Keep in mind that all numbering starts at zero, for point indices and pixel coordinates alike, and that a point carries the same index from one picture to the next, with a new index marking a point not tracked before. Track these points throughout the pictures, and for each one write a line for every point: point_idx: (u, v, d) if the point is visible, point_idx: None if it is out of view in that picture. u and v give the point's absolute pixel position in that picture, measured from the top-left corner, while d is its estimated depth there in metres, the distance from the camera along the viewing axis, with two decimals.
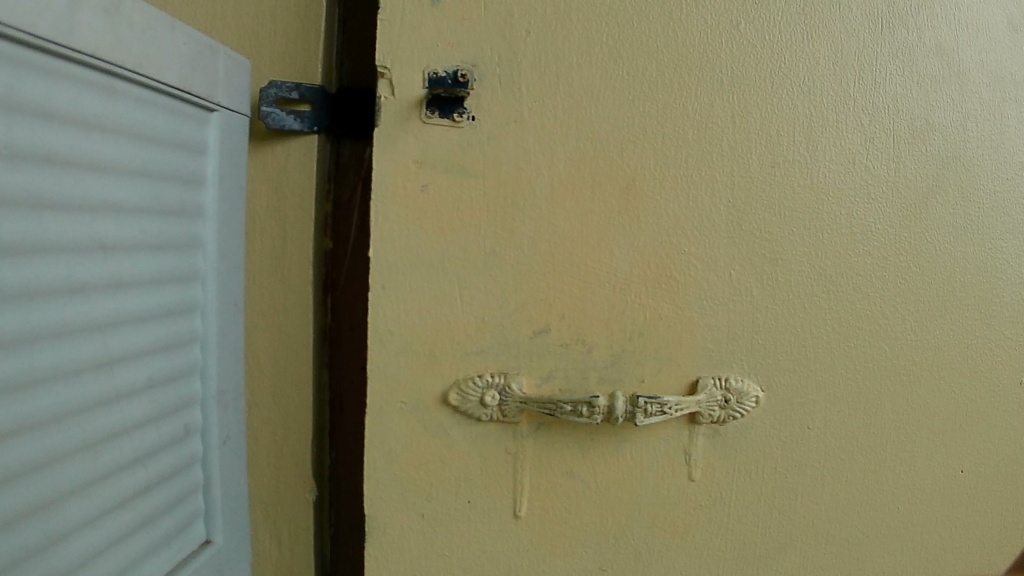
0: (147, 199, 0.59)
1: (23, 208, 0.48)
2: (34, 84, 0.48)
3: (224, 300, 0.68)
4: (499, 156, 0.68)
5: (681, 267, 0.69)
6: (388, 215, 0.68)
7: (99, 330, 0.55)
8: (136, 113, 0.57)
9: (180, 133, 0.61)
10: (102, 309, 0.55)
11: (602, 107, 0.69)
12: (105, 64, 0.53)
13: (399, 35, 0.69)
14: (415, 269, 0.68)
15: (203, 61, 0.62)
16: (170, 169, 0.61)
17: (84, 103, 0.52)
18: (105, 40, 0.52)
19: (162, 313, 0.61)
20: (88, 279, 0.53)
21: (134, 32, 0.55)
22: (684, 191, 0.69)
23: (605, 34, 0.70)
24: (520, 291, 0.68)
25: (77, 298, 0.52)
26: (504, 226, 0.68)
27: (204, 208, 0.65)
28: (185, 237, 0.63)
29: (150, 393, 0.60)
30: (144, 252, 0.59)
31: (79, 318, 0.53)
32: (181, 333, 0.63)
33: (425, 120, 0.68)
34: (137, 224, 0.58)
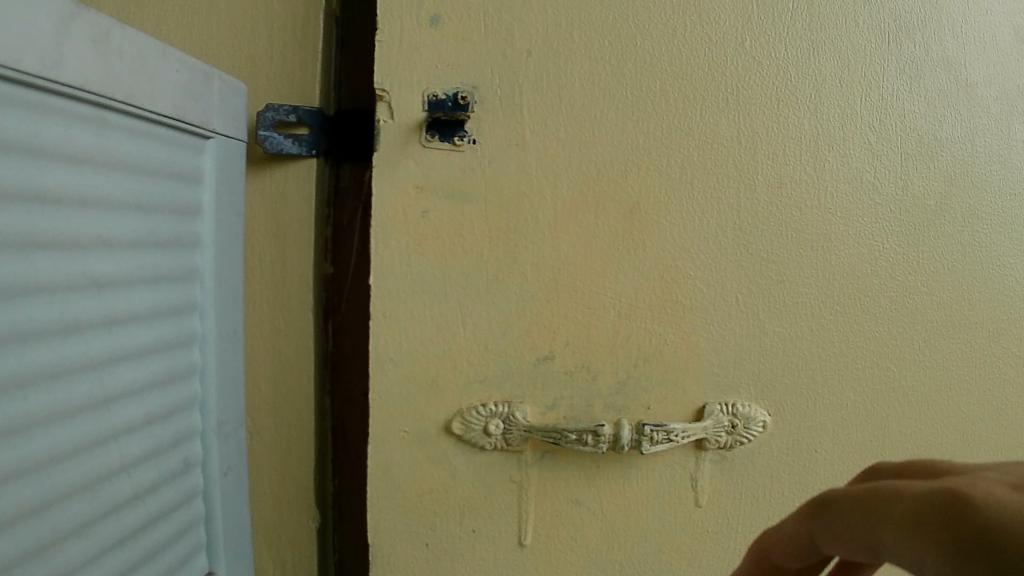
0: (144, 231, 0.57)
1: (25, 248, 0.46)
2: (33, 120, 0.46)
3: (223, 330, 0.67)
4: (501, 181, 0.67)
5: (686, 291, 0.68)
6: (388, 241, 0.67)
7: (95, 368, 0.52)
8: (128, 145, 0.55)
9: (175, 161, 0.60)
10: (98, 346, 0.52)
11: (605, 128, 0.68)
12: (94, 96, 0.50)
13: (397, 57, 0.68)
14: (417, 296, 0.67)
15: (197, 88, 0.61)
16: (166, 199, 0.59)
17: (80, 136, 0.50)
18: (94, 72, 0.50)
19: (159, 347, 0.59)
20: (87, 317, 0.51)
21: (127, 63, 0.54)
22: (689, 213, 0.68)
23: (608, 53, 0.69)
24: (524, 318, 0.67)
25: (72, 339, 0.50)
26: (506, 252, 0.67)
27: (200, 237, 0.64)
28: (181, 268, 0.61)
29: (148, 429, 0.59)
30: (140, 286, 0.57)
31: (78, 356, 0.51)
32: (178, 366, 0.62)
33: (425, 144, 0.67)
34: (135, 257, 0.56)
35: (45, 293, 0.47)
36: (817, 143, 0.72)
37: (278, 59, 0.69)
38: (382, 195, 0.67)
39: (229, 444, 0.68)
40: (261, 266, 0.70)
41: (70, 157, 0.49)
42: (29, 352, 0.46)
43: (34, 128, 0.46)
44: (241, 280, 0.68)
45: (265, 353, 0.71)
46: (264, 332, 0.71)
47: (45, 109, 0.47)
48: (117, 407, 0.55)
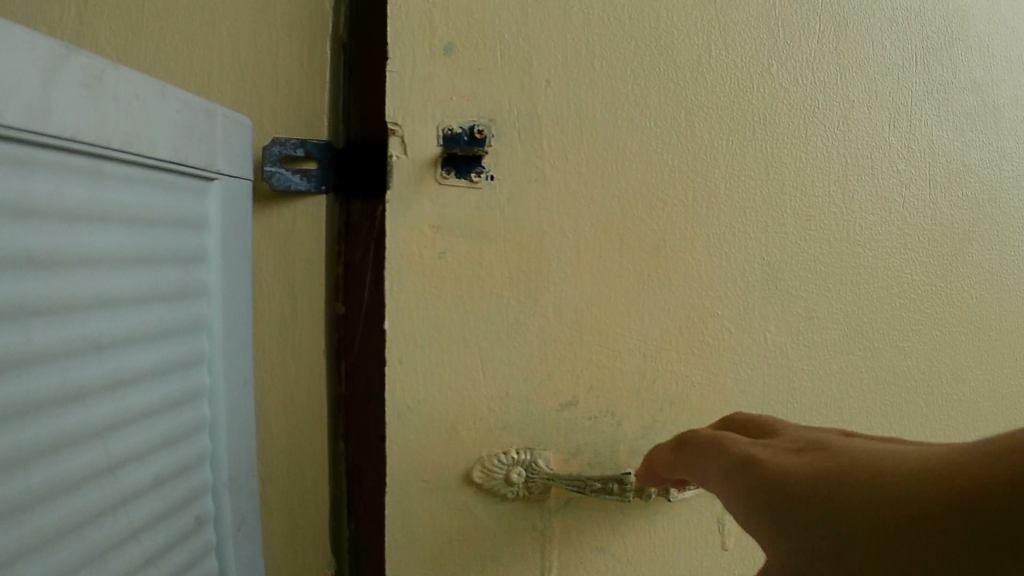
0: (150, 285, 0.53)
1: (27, 318, 0.41)
2: (32, 177, 0.41)
3: (233, 379, 0.63)
4: (520, 219, 0.64)
5: (713, 330, 0.66)
6: (404, 285, 0.64)
7: (100, 434, 0.48)
8: (128, 196, 0.50)
9: (178, 208, 0.55)
10: (102, 413, 0.48)
11: (629, 162, 0.65)
12: (93, 147, 0.45)
13: (410, 88, 0.64)
14: (435, 342, 0.64)
15: (200, 129, 0.57)
16: (171, 249, 0.55)
17: (81, 188, 0.45)
18: (90, 121, 0.45)
19: (165, 406, 0.55)
20: (91, 382, 0.47)
21: (130, 109, 0.49)
22: (716, 250, 0.66)
23: (631, 82, 0.66)
24: (546, 363, 0.64)
25: (75, 407, 0.45)
26: (527, 294, 0.64)
27: (204, 285, 0.60)
28: (186, 321, 0.57)
29: (158, 494, 0.54)
30: (145, 345, 0.52)
31: (84, 424, 0.46)
32: (185, 424, 0.58)
33: (441, 181, 0.64)
34: (141, 313, 0.52)
35: (46, 364, 0.42)
36: (846, 172, 0.69)
37: (282, 91, 0.66)
38: (396, 236, 0.64)
39: (240, 497, 0.65)
40: (269, 308, 0.67)
41: (66, 213, 0.44)
42: (31, 428, 0.41)
43: (27, 184, 0.41)
44: (249, 325, 0.66)
45: (275, 399, 0.68)
46: (273, 377, 0.68)
47: (40, 164, 0.42)
48: (124, 475, 0.50)
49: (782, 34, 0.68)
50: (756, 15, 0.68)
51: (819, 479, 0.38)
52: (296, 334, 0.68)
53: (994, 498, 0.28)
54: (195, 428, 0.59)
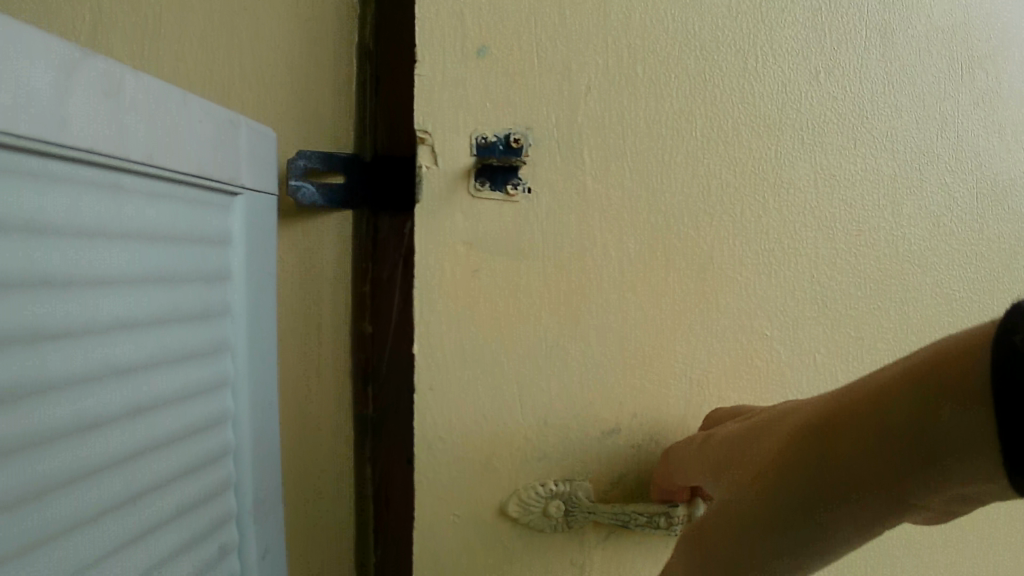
0: (177, 306, 0.48)
1: (42, 346, 0.36)
2: (48, 191, 0.36)
3: (258, 407, 0.58)
4: (560, 235, 0.60)
5: (762, 353, 0.62)
6: (435, 305, 0.60)
7: (119, 466, 0.42)
8: (148, 212, 0.44)
9: (200, 226, 0.50)
10: (118, 444, 0.42)
11: (673, 174, 0.61)
12: (116, 159, 0.40)
13: (440, 93, 0.60)
14: (469, 367, 0.60)
15: (225, 140, 0.52)
16: (198, 266, 0.50)
17: (104, 200, 0.40)
18: (107, 133, 0.39)
19: (187, 437, 0.49)
20: (112, 412, 0.41)
21: (155, 118, 0.44)
22: (764, 267, 0.62)
23: (675, 89, 0.62)
24: (588, 388, 0.60)
25: (90, 437, 0.40)
26: (568, 316, 0.60)
27: (227, 307, 0.54)
28: (209, 346, 0.52)
29: (179, 535, 0.49)
30: (166, 371, 0.47)
31: (104, 457, 0.41)
32: (210, 455, 0.52)
33: (474, 194, 0.60)
34: (168, 336, 0.47)
35: (60, 395, 0.37)
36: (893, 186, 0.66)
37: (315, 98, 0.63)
38: (425, 253, 0.60)
39: (264, 532, 0.59)
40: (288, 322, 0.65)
41: (81, 228, 0.38)
42: (41, 463, 0.36)
43: (44, 200, 0.36)
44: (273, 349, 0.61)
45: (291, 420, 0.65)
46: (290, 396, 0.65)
47: (50, 178, 0.36)
48: (147, 512, 0.45)
49: (831, 39, 0.65)
50: (802, 20, 0.65)
51: (755, 454, 0.45)
52: (319, 350, 0.65)
53: (866, 425, 0.35)
54: (218, 461, 0.54)
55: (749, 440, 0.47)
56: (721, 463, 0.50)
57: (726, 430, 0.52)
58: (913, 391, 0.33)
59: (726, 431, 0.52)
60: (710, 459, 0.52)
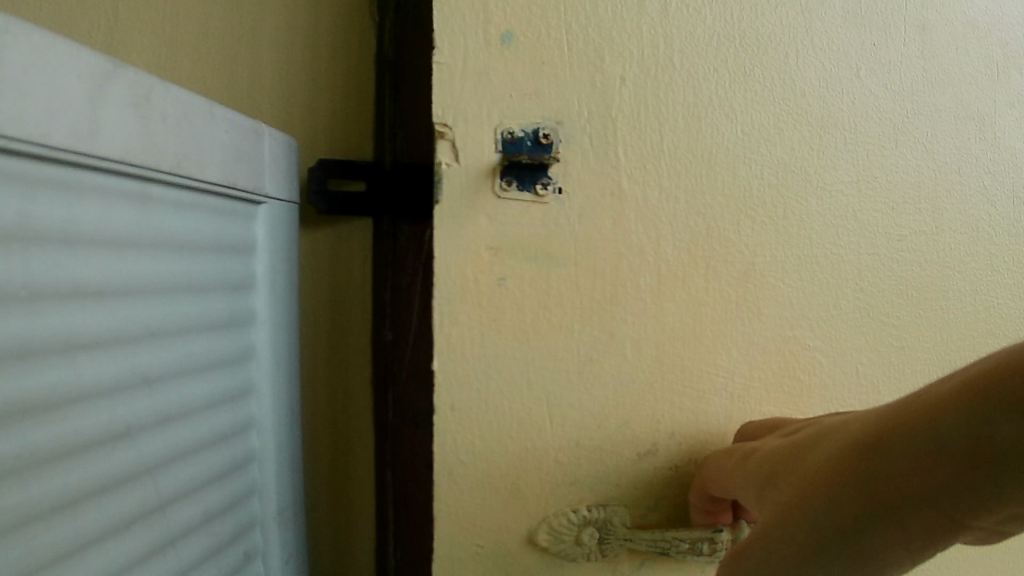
0: (209, 323, 0.46)
1: (71, 367, 0.34)
2: (72, 203, 0.34)
3: (290, 427, 0.56)
4: (594, 239, 0.55)
5: (804, 365, 0.58)
6: (458, 317, 0.54)
7: (152, 477, 0.40)
8: (180, 221, 0.43)
9: (234, 236, 0.49)
10: (152, 455, 0.40)
11: (714, 173, 0.57)
12: (144, 169, 0.39)
13: (462, 84, 0.55)
14: (495, 384, 0.54)
15: (253, 150, 0.50)
16: (229, 282, 0.48)
17: (132, 213, 0.38)
18: (136, 140, 0.38)
19: (222, 449, 0.48)
20: (146, 437, 0.40)
21: (182, 126, 0.42)
22: (808, 273, 0.58)
23: (712, 82, 0.58)
24: (623, 406, 0.56)
25: (122, 446, 0.38)
26: (602, 327, 0.55)
27: (264, 318, 0.53)
28: (243, 356, 0.50)
29: (212, 553, 0.46)
30: (202, 387, 0.45)
31: (136, 482, 0.39)
32: (241, 478, 0.50)
33: (500, 193, 0.54)
34: (200, 355, 0.45)
35: (88, 419, 0.35)
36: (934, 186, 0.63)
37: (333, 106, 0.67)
38: (446, 260, 0.54)
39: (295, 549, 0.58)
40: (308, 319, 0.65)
41: (113, 235, 0.37)
42: (69, 489, 0.34)
43: (70, 212, 0.34)
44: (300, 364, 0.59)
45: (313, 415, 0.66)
46: (314, 394, 0.66)
47: (82, 189, 0.35)
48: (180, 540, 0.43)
49: (871, 32, 0.62)
50: (840, 11, 0.61)
51: (794, 464, 0.42)
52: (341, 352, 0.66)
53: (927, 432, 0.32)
54: (251, 473, 0.51)
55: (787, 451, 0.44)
56: (761, 486, 0.46)
57: (764, 451, 0.48)
58: (988, 395, 0.30)
59: (766, 450, 0.47)
60: (747, 480, 0.48)
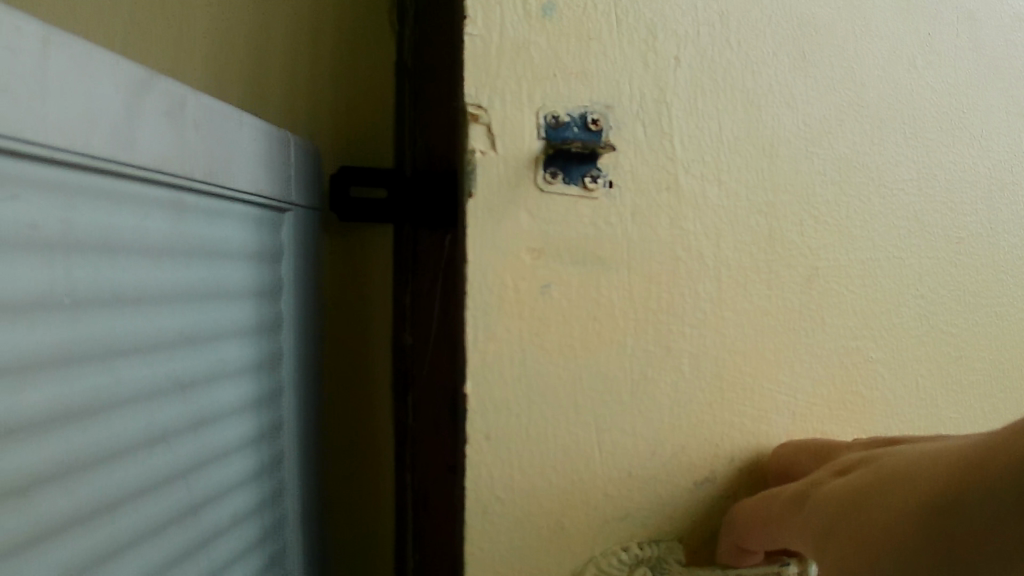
0: (228, 322, 0.47)
1: (96, 367, 0.35)
2: (94, 209, 0.35)
3: (300, 421, 0.58)
4: (648, 240, 0.48)
5: (867, 379, 0.53)
6: (495, 330, 0.47)
7: (183, 484, 0.43)
8: (205, 229, 0.45)
9: (253, 241, 0.50)
10: (189, 456, 0.43)
11: (773, 169, 0.51)
12: (172, 176, 0.40)
13: (498, 60, 0.47)
14: (539, 407, 0.47)
15: (272, 152, 0.52)
16: (249, 282, 0.50)
17: (175, 222, 0.42)
18: (154, 143, 0.39)
19: (262, 444, 0.52)
20: (179, 430, 0.42)
21: (207, 132, 0.44)
22: (872, 280, 0.53)
23: (770, 66, 0.52)
24: (679, 428, 0.49)
25: (159, 448, 0.40)
26: (657, 340, 0.48)
27: (303, 317, 0.59)
28: (263, 357, 0.52)
29: (235, 546, 0.48)
30: (221, 383, 0.47)
31: (168, 476, 0.41)
32: (253, 473, 0.51)
33: (544, 186, 0.47)
34: (228, 352, 0.48)
35: (123, 415, 0.37)
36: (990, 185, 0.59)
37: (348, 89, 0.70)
38: (482, 265, 0.46)
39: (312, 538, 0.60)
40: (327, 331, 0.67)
41: (149, 246, 0.39)
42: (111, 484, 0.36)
43: (92, 218, 0.35)
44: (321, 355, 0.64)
45: (334, 420, 0.68)
46: (337, 397, 0.68)
47: (116, 195, 0.37)
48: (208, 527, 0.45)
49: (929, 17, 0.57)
50: None
51: (863, 504, 0.38)
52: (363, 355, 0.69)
53: None
54: (280, 471, 0.55)
55: (847, 492, 0.40)
56: (822, 535, 0.40)
57: (830, 488, 0.42)
58: None
59: (836, 487, 0.41)
60: (800, 523, 0.43)
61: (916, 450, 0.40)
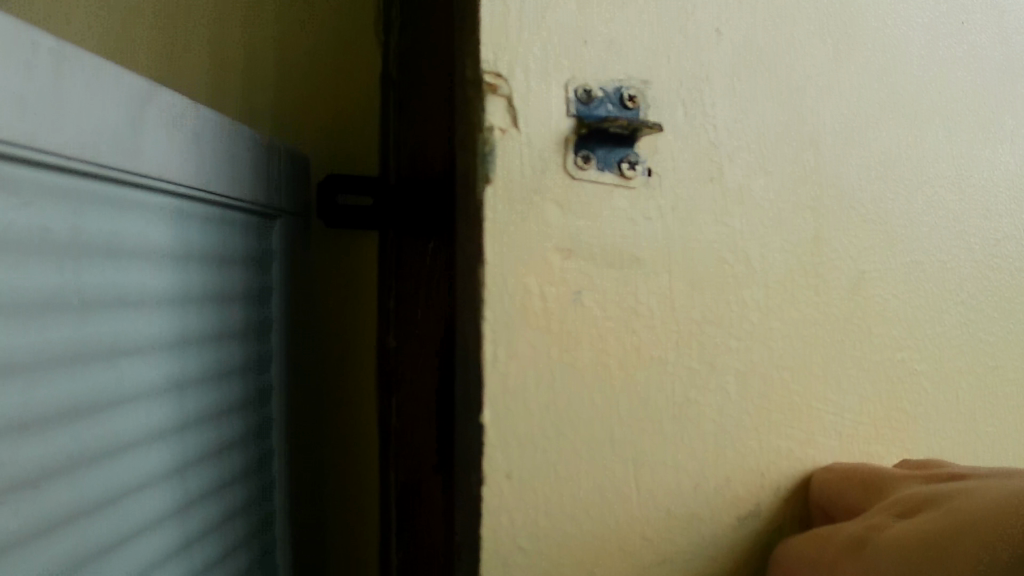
0: (183, 323, 0.48)
1: (98, 356, 0.40)
2: (59, 211, 0.37)
3: (248, 423, 0.58)
4: (692, 241, 0.41)
5: (912, 394, 0.48)
6: (520, 347, 0.38)
7: (148, 476, 0.45)
8: (161, 231, 0.46)
9: (202, 240, 0.51)
10: (146, 452, 0.45)
11: (821, 161, 0.45)
12: (140, 180, 0.43)
13: (519, 21, 0.39)
14: (569, 439, 0.40)
15: (226, 153, 0.52)
16: (198, 283, 0.50)
17: (139, 225, 0.44)
18: (128, 150, 0.41)
19: (205, 450, 0.51)
20: (138, 427, 0.44)
21: (156, 131, 0.44)
22: (917, 286, 0.48)
23: (814, 45, 0.46)
24: (722, 458, 0.43)
25: (121, 445, 0.42)
26: (703, 356, 0.42)
27: (247, 329, 0.57)
28: (206, 359, 0.51)
29: (193, 539, 0.50)
30: (183, 381, 0.49)
31: (138, 464, 0.44)
32: (203, 471, 0.51)
33: (576, 172, 0.39)
34: (178, 352, 0.48)
35: (91, 411, 0.39)
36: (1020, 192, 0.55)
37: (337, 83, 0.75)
38: (504, 265, 0.38)
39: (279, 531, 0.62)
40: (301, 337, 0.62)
41: (122, 249, 0.42)
42: (77, 475, 0.38)
43: (86, 225, 0.39)
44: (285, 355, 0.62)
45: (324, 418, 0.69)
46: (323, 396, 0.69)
47: (77, 195, 0.38)
48: (163, 523, 0.46)
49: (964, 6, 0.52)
50: None
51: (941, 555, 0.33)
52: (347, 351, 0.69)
53: None
54: (218, 476, 0.53)
55: (917, 538, 0.35)
56: None
57: (894, 532, 0.37)
58: None
59: (895, 532, 0.37)
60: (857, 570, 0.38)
61: (999, 488, 0.35)
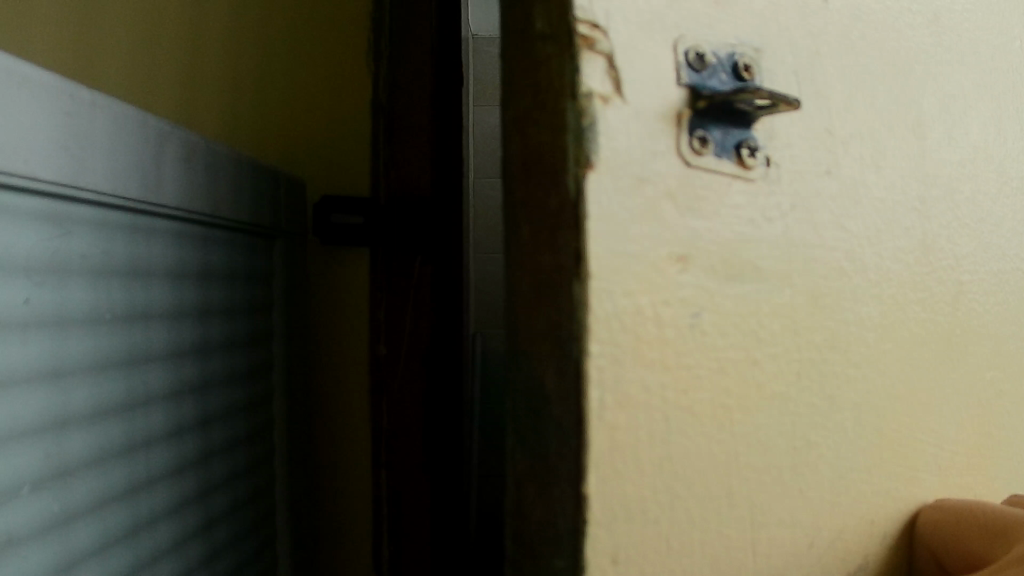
0: (107, 358, 0.39)
1: None
2: None
3: (193, 474, 0.48)
4: (809, 246, 0.34)
5: (997, 415, 0.43)
6: (636, 395, 0.28)
7: (54, 550, 0.35)
8: (72, 244, 0.36)
9: (128, 254, 0.41)
10: (51, 522, 0.34)
11: (920, 156, 0.39)
12: (47, 180, 0.33)
13: None
14: (688, 506, 0.30)
15: (163, 156, 0.43)
16: (125, 308, 0.41)
17: (43, 237, 0.34)
18: (30, 142, 0.32)
19: (134, 510, 0.41)
20: (40, 490, 0.34)
21: (71, 124, 0.35)
22: (998, 298, 0.44)
23: (907, 24, 0.39)
24: (835, 510, 0.35)
25: (17, 516, 0.32)
26: (822, 386, 0.34)
27: (179, 353, 0.46)
28: (135, 401, 0.42)
29: None
30: (105, 429, 0.39)
31: (38, 537, 0.33)
32: (131, 539, 0.41)
33: (690, 160, 0.30)
34: (99, 394, 0.38)
35: None
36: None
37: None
38: (611, 278, 0.27)
39: None
40: None
41: (19, 266, 0.32)
42: None
43: None
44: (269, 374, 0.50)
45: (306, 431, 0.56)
46: None
47: None
48: None
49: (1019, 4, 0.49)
50: None
51: None
52: None
53: None
54: (155, 538, 0.43)
55: None
56: None
57: None
58: None
59: None
60: None
61: None
